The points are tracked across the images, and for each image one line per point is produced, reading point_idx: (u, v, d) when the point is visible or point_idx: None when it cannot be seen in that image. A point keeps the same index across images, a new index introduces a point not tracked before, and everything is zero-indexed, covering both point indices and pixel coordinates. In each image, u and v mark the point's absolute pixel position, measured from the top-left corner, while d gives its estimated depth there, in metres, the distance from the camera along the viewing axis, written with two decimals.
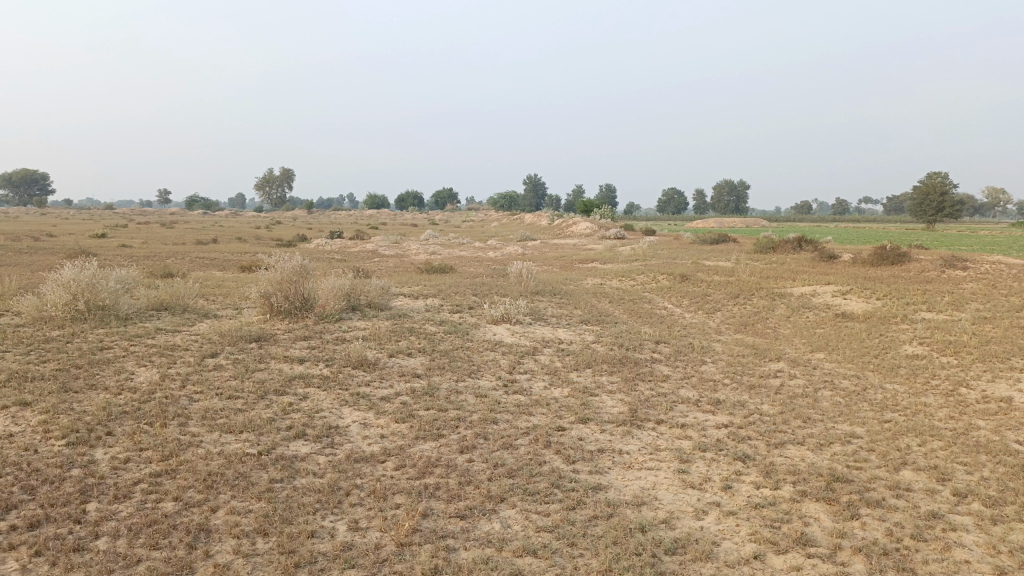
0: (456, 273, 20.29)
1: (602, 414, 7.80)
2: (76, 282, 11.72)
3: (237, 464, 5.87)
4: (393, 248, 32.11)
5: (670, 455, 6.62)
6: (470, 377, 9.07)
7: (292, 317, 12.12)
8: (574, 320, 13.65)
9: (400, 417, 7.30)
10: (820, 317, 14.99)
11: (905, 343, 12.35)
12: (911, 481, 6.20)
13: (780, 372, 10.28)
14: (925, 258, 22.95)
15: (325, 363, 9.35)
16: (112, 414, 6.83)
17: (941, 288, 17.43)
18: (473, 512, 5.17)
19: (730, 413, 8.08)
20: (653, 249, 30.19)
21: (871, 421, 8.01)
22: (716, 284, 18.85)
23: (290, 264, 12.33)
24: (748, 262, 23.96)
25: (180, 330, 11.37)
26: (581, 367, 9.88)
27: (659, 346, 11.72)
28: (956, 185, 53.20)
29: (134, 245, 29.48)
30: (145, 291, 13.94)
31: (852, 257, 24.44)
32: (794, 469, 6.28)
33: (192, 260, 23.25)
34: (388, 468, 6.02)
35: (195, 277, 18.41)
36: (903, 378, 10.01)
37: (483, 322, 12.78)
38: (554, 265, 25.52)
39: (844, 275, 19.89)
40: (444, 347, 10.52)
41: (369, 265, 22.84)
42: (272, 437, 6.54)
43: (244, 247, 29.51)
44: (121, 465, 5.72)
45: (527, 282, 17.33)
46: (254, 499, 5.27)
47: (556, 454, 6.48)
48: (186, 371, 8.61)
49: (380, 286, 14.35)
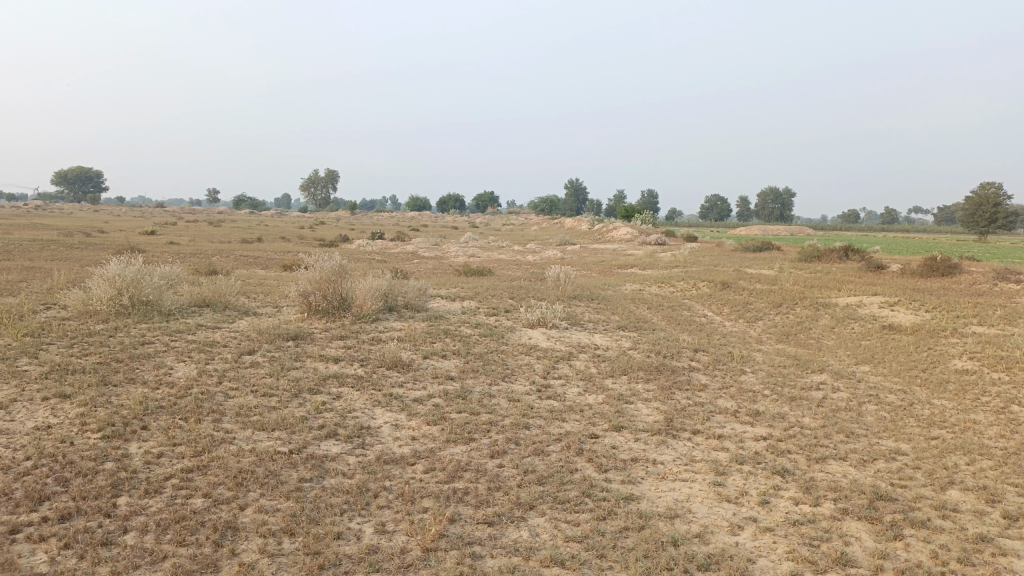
0: (495, 275, 20.26)
1: (636, 422, 7.65)
2: (121, 277, 11.94)
3: (267, 462, 5.87)
4: (433, 249, 32.23)
5: (705, 467, 6.45)
6: (504, 381, 9.00)
7: (330, 317, 12.19)
8: (612, 326, 13.49)
9: (432, 420, 7.25)
10: (866, 329, 14.59)
11: (955, 357, 11.94)
12: (959, 501, 5.95)
13: (823, 384, 10.00)
14: (976, 270, 22.24)
15: (360, 363, 9.36)
16: (149, 409, 6.90)
17: (994, 301, 16.86)
18: (502, 519, 5.09)
19: (769, 425, 7.88)
20: (694, 256, 29.82)
21: (918, 438, 7.73)
22: (758, 292, 18.52)
23: (329, 263, 12.40)
24: (792, 271, 23.50)
25: (220, 326, 11.50)
26: (617, 374, 9.74)
27: (697, 354, 11.52)
28: (1010, 196, 51.61)
29: (182, 242, 30.06)
30: (188, 287, 14.17)
31: (900, 267, 23.81)
32: (834, 486, 6.08)
33: (236, 258, 23.62)
34: (417, 471, 5.97)
35: (238, 275, 18.68)
36: (952, 393, 9.66)
37: (519, 326, 12.71)
38: (593, 270, 25.34)
39: (892, 286, 19.35)
40: (479, 350, 10.47)
41: (408, 266, 22.97)
42: (304, 436, 6.53)
43: (287, 247, 29.92)
44: (154, 460, 5.76)
45: (566, 286, 17.23)
46: (283, 498, 5.25)
47: (588, 462, 6.37)
48: (223, 367, 8.69)
49: (418, 288, 14.36)
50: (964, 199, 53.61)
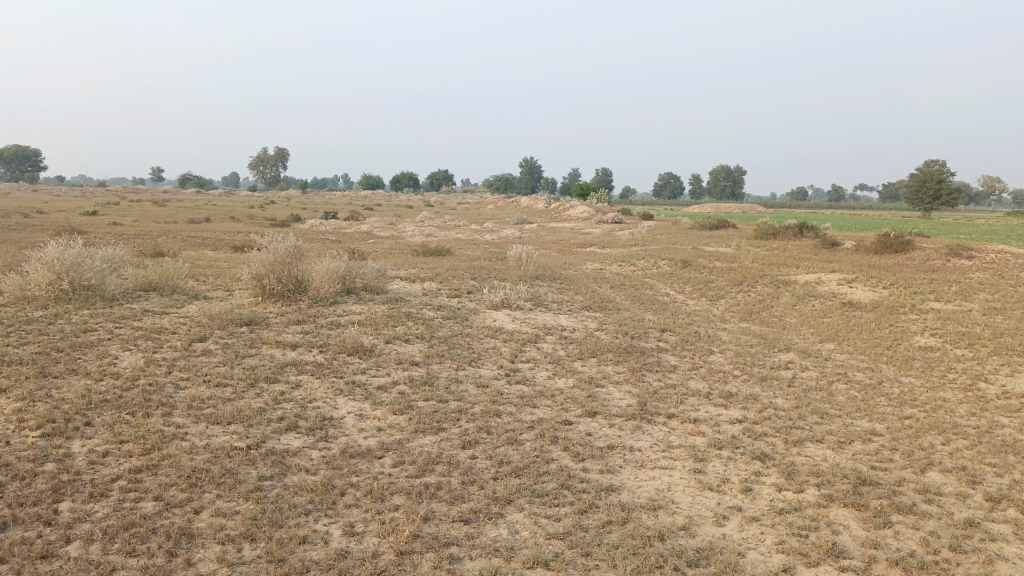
0: (453, 255, 19.88)
1: (610, 407, 7.42)
2: (60, 261, 11.27)
3: (223, 459, 5.48)
4: (389, 229, 31.63)
5: (683, 453, 6.25)
6: (471, 366, 8.68)
7: (285, 300, 11.71)
8: (576, 306, 13.25)
9: (399, 409, 6.91)
10: (827, 307, 14.62)
11: (917, 334, 12.00)
12: (940, 484, 5.86)
13: (791, 363, 9.91)
14: (928, 247, 22.56)
15: (319, 349, 8.95)
16: (93, 403, 6.43)
17: (948, 277, 17.09)
18: (479, 516, 4.81)
19: (743, 408, 7.72)
20: (652, 234, 29.73)
21: (891, 417, 7.66)
22: (718, 270, 18.50)
23: (285, 244, 11.89)
24: (749, 248, 23.59)
25: (168, 311, 10.96)
26: (585, 356, 9.49)
27: (664, 334, 11.35)
28: (953, 173, 52.80)
29: (125, 222, 28.90)
30: (133, 270, 13.51)
31: (855, 244, 24.07)
32: (816, 470, 5.93)
33: (183, 239, 22.76)
34: (385, 465, 5.64)
35: (186, 256, 17.96)
36: (919, 371, 9.65)
37: (483, 308, 12.38)
38: (552, 249, 25.07)
39: (849, 263, 19.51)
40: (443, 333, 10.13)
41: (363, 247, 22.37)
42: (262, 430, 6.14)
43: (237, 227, 29.02)
44: (99, 460, 5.33)
45: (527, 266, 16.93)
46: (241, 499, 4.88)
47: (564, 451, 6.11)
48: (173, 356, 8.21)
49: (376, 269, 13.93)
50: (910, 176, 54.68)
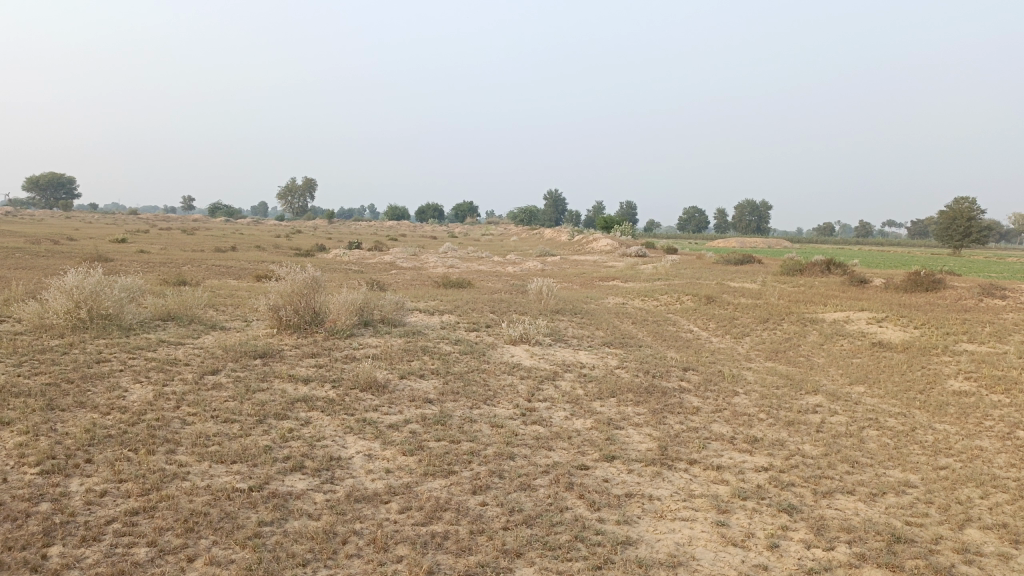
0: (474, 287, 19.72)
1: (629, 451, 7.12)
2: (79, 289, 11.23)
3: (223, 502, 5.27)
4: (412, 260, 31.65)
5: (705, 503, 5.94)
6: (486, 404, 8.44)
7: (301, 332, 11.57)
8: (596, 342, 12.97)
9: (408, 449, 6.68)
10: (856, 346, 14.22)
11: (950, 377, 11.57)
12: (980, 543, 5.48)
13: (819, 407, 9.54)
14: (960, 285, 22.00)
15: (332, 385, 8.75)
16: (96, 438, 6.27)
17: (981, 317, 16.58)
18: (486, 570, 4.54)
19: (768, 454, 7.38)
20: (676, 268, 29.44)
21: (925, 467, 7.28)
22: (743, 307, 18.14)
23: (302, 276, 11.77)
24: (775, 284, 23.21)
25: (184, 342, 10.86)
26: (605, 396, 9.21)
27: (687, 373, 11.03)
28: (983, 211, 51.96)
29: (152, 250, 29.22)
30: (152, 299, 13.48)
31: (884, 281, 23.57)
32: (847, 526, 5.59)
33: (207, 268, 22.85)
34: (391, 511, 5.39)
35: (208, 285, 17.97)
36: (954, 417, 9.23)
37: (501, 343, 12.14)
38: (575, 283, 24.84)
39: (878, 301, 19.06)
40: (459, 369, 9.92)
41: (385, 278, 22.31)
42: (267, 470, 5.93)
43: (261, 256, 29.14)
44: (96, 500, 5.14)
45: (548, 299, 16.71)
46: (239, 546, 4.65)
47: (579, 499, 5.83)
48: (183, 389, 8.05)
49: (395, 301, 13.77)
50: (939, 213, 53.93)
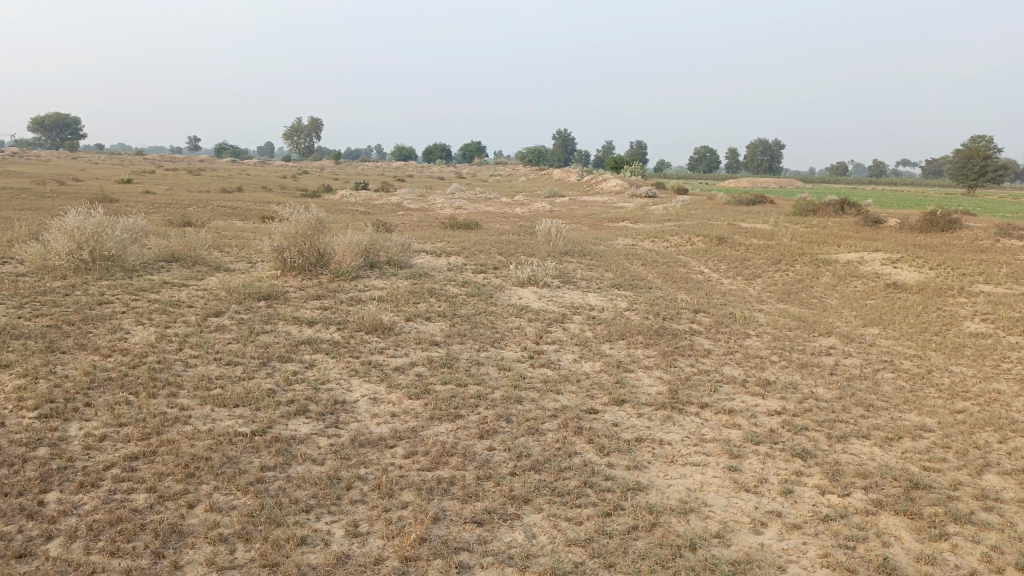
0: (482, 229, 19.46)
1: (639, 395, 6.98)
2: (81, 230, 11.05)
3: (225, 446, 5.16)
4: (420, 201, 31.24)
5: (717, 448, 5.81)
6: (493, 347, 8.30)
7: (306, 274, 11.41)
8: (606, 284, 12.76)
9: (414, 393, 6.56)
10: (870, 288, 13.98)
11: (967, 319, 11.35)
12: (1000, 489, 5.35)
13: (833, 349, 9.35)
14: (977, 225, 21.58)
15: (337, 327, 8.61)
16: (96, 382, 6.16)
17: (999, 258, 16.24)
18: (493, 517, 4.44)
19: (781, 398, 7.24)
20: (687, 209, 29.00)
21: (942, 411, 7.13)
22: (755, 248, 17.84)
23: (306, 217, 11.54)
24: (787, 225, 22.83)
25: (188, 284, 10.71)
26: (614, 338, 9.05)
27: (698, 316, 10.84)
28: (1000, 149, 50.86)
29: (158, 191, 28.96)
30: (156, 241, 13.30)
31: (898, 221, 23.15)
32: (863, 472, 5.46)
33: (213, 209, 22.62)
34: (396, 456, 5.28)
35: (214, 227, 17.77)
36: (970, 359, 9.05)
37: (509, 285, 11.95)
38: (584, 224, 24.50)
39: (892, 241, 18.71)
40: (466, 311, 9.76)
41: (393, 219, 22.02)
42: (269, 414, 5.82)
43: (268, 198, 28.89)
44: (95, 445, 5.05)
45: (556, 240, 16.44)
46: (240, 492, 4.55)
47: (589, 443, 5.70)
48: (185, 331, 7.93)
49: (401, 242, 13.55)
50: (954, 151, 52.85)
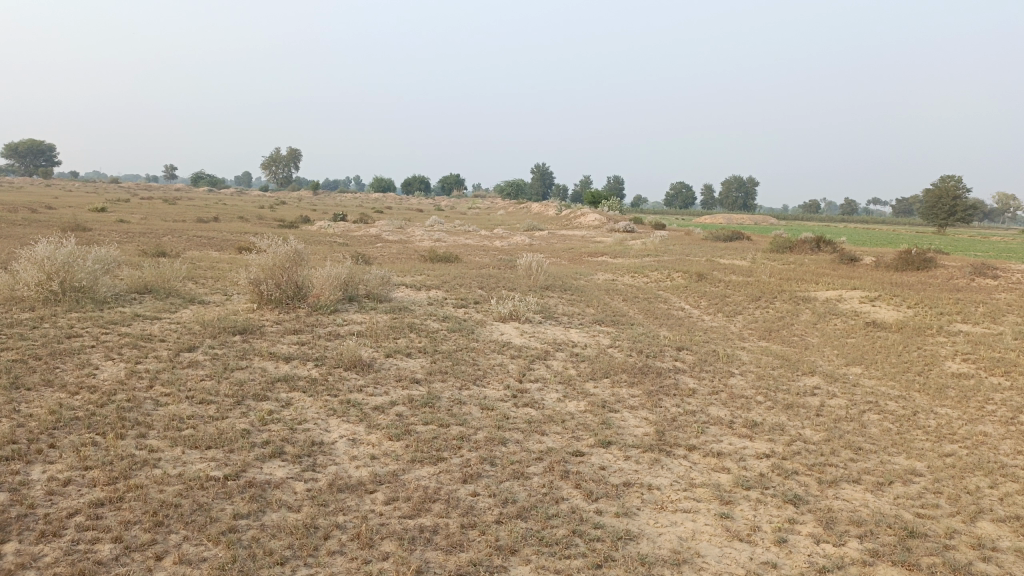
0: (462, 262, 19.34)
1: (625, 437, 6.82)
2: (51, 260, 10.74)
3: (196, 492, 4.92)
4: (398, 233, 31.11)
5: (707, 493, 5.65)
6: (475, 385, 8.11)
7: (283, 307, 11.18)
8: (587, 320, 12.63)
9: (395, 434, 6.34)
10: (850, 326, 14.00)
11: (947, 359, 11.35)
12: (996, 538, 5.24)
13: (818, 389, 9.27)
14: (951, 265, 21.84)
15: (315, 363, 8.38)
16: (62, 421, 5.89)
17: (974, 297, 16.39)
18: (478, 569, 4.23)
19: (769, 440, 7.11)
20: (665, 245, 29.12)
21: (930, 455, 7.04)
22: (735, 284, 17.87)
23: (284, 249, 11.32)
24: (765, 262, 22.94)
25: (160, 317, 10.43)
26: (598, 377, 8.90)
27: (681, 354, 10.74)
28: (969, 189, 51.89)
29: (132, 220, 28.50)
30: (129, 272, 13.00)
31: (874, 260, 23.36)
32: (856, 520, 5.33)
33: (188, 239, 22.28)
34: (375, 502, 5.06)
35: (189, 257, 17.47)
36: (954, 401, 9.00)
37: (490, 320, 11.78)
38: (563, 258, 24.46)
39: (870, 279, 18.83)
40: (447, 347, 9.57)
41: (371, 252, 21.85)
42: (244, 456, 5.57)
43: (244, 227, 28.63)
44: (58, 490, 4.78)
45: (537, 275, 16.34)
46: (211, 542, 4.31)
47: (576, 489, 5.52)
48: (157, 367, 7.66)
49: (381, 275, 13.36)
50: (924, 191, 53.86)
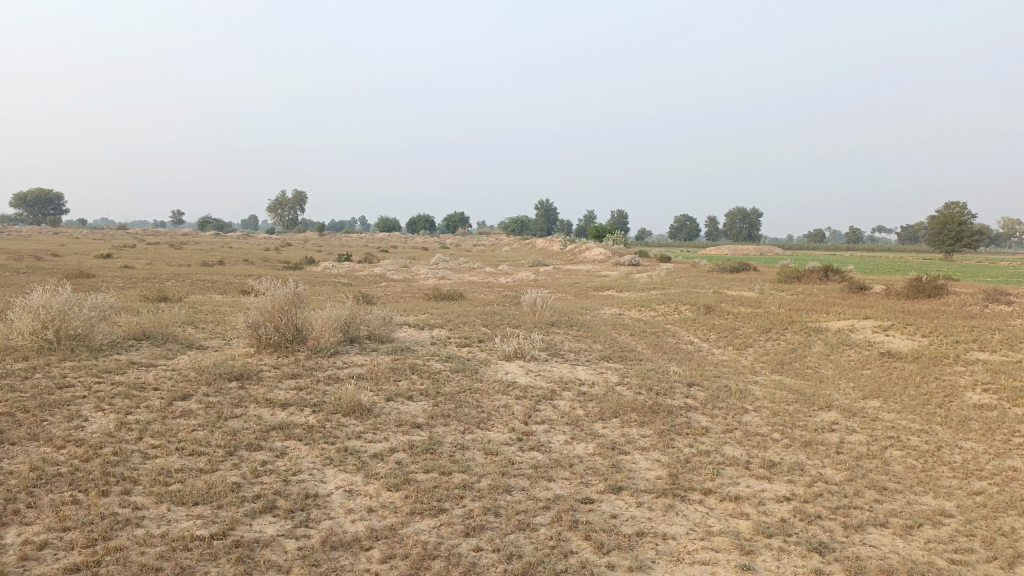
0: (466, 300, 19.10)
1: (637, 481, 6.48)
2: (46, 308, 10.52)
3: (179, 554, 4.61)
4: (403, 272, 30.95)
5: (725, 542, 5.31)
6: (479, 429, 7.79)
7: (282, 351, 10.89)
8: (594, 357, 12.31)
9: (394, 484, 6.02)
10: (864, 357, 13.65)
11: (968, 390, 10.97)
12: None
13: (836, 425, 8.90)
14: (963, 291, 21.47)
15: (312, 409, 8.08)
16: (43, 478, 5.59)
17: (989, 324, 16.01)
18: None
19: (788, 481, 6.75)
20: (672, 277, 28.88)
21: (960, 493, 6.67)
22: (744, 316, 17.55)
23: (283, 290, 11.08)
24: (773, 292, 22.63)
25: (157, 363, 10.17)
26: (606, 416, 8.56)
27: (692, 390, 10.40)
28: (974, 215, 51.62)
29: (137, 265, 28.42)
30: (127, 317, 12.78)
31: (884, 288, 23.02)
32: (887, 569, 4.97)
33: (191, 283, 22.11)
34: (371, 561, 4.74)
35: (190, 301, 17.27)
36: (979, 434, 8.63)
37: (494, 359, 11.48)
38: (568, 293, 24.19)
39: (881, 308, 18.48)
40: (450, 389, 9.26)
41: (375, 291, 21.63)
42: (233, 513, 5.27)
43: (248, 270, 28.52)
44: (32, 555, 4.47)
45: (542, 311, 16.06)
46: None
47: (586, 540, 5.18)
48: (147, 417, 7.37)
49: (382, 315, 13.10)
50: (929, 218, 53.60)
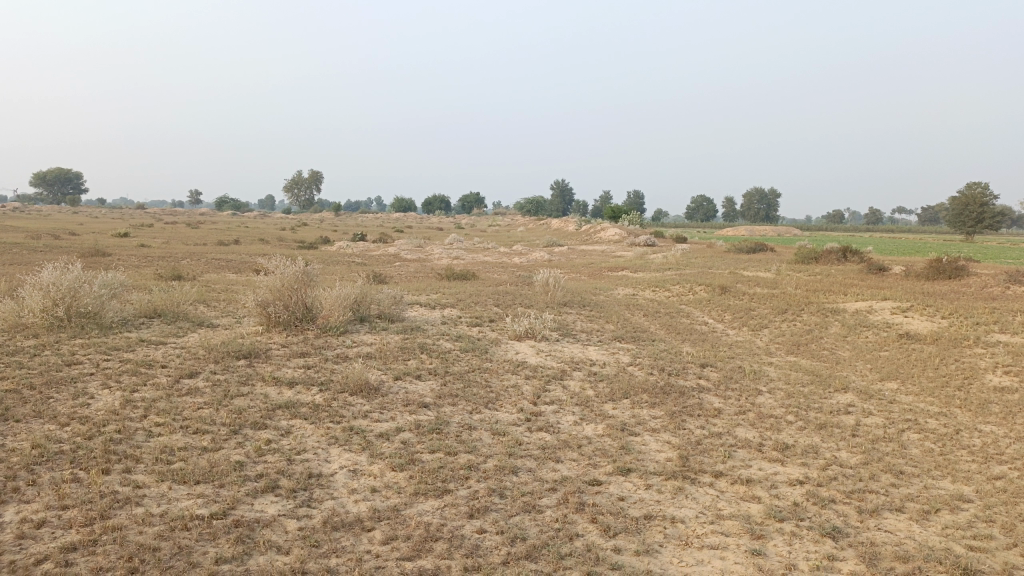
0: (479, 279, 18.98)
1: (646, 463, 6.36)
2: (56, 286, 10.49)
3: (178, 534, 4.54)
4: (417, 251, 30.87)
5: (735, 526, 5.18)
6: (487, 409, 7.68)
7: (292, 329, 10.83)
8: (607, 337, 12.17)
9: (398, 464, 5.93)
10: (882, 338, 13.41)
11: (988, 372, 10.74)
12: None
13: (853, 407, 8.72)
14: (984, 273, 21.08)
15: (319, 388, 8.00)
16: (45, 456, 5.54)
17: (1011, 306, 15.69)
18: None
19: (802, 464, 6.60)
20: (687, 257, 28.64)
21: (979, 478, 6.49)
22: (760, 297, 17.32)
23: (292, 269, 10.99)
24: (790, 273, 22.32)
25: (166, 342, 10.13)
26: (617, 397, 8.43)
27: (705, 371, 10.24)
28: (996, 196, 50.74)
29: (152, 244, 28.51)
30: (138, 295, 12.76)
31: (903, 269, 22.65)
32: (902, 555, 4.83)
33: (205, 261, 22.16)
34: (372, 542, 4.65)
35: (203, 279, 17.26)
36: (999, 418, 8.42)
37: (505, 339, 11.37)
38: (582, 274, 23.98)
39: (900, 289, 18.17)
40: (459, 368, 9.15)
41: (388, 271, 21.55)
42: (234, 492, 5.20)
43: (262, 249, 28.57)
44: (30, 533, 4.42)
45: (555, 291, 15.91)
46: None
47: (592, 523, 5.07)
48: (153, 395, 7.32)
49: (393, 295, 13.00)
50: (950, 199, 52.76)
